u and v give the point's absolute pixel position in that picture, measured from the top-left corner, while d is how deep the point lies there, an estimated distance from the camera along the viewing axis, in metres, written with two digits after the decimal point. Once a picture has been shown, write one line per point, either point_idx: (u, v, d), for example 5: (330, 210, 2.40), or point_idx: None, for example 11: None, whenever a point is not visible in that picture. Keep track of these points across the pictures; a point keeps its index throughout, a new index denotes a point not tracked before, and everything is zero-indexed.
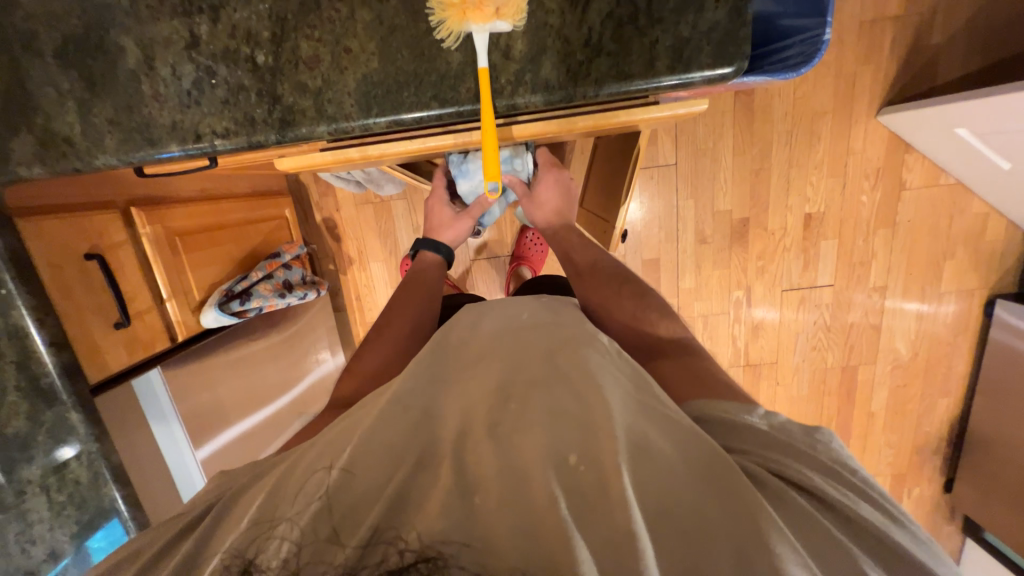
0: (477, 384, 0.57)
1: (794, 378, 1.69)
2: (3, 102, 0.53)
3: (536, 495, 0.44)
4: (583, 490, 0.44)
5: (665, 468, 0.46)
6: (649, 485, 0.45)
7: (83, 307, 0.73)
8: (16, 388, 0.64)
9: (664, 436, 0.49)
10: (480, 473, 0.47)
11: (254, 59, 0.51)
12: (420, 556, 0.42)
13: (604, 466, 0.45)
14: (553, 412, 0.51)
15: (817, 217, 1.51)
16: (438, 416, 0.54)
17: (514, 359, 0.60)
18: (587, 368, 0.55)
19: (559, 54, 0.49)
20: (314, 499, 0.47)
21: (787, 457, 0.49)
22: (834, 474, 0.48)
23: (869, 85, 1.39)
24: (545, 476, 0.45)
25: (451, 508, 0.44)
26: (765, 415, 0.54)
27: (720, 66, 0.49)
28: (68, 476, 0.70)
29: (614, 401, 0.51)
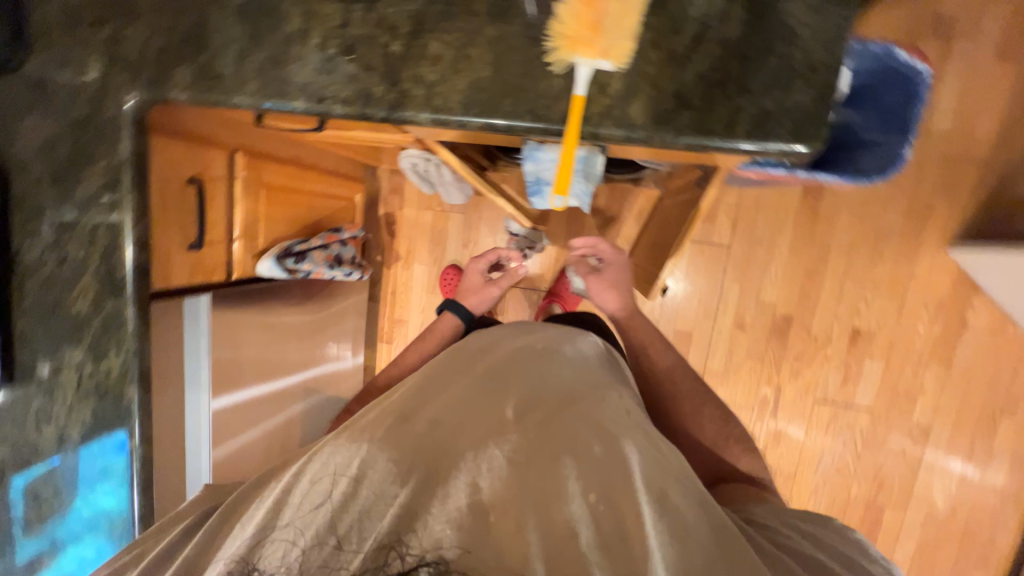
0: (495, 415, 0.62)
1: (809, 501, 1.56)
2: (181, 37, 0.64)
3: (556, 520, 0.49)
4: (599, 528, 0.49)
5: (676, 515, 0.51)
6: (665, 530, 0.49)
7: (170, 221, 0.80)
8: (94, 272, 0.73)
9: (673, 492, 0.54)
10: (494, 494, 0.52)
11: (388, 47, 0.60)
12: (424, 560, 0.45)
13: (618, 507, 0.50)
14: (573, 454, 0.56)
15: (866, 334, 1.46)
16: (441, 429, 0.59)
17: (536, 396, 0.65)
18: (604, 419, 0.61)
19: (649, 99, 0.55)
20: (319, 507, 0.49)
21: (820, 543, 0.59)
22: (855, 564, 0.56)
23: (943, 217, 1.37)
24: (568, 509, 0.50)
25: (462, 524, 0.48)
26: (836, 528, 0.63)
27: (795, 142, 0.52)
28: (103, 366, 0.76)
29: (632, 449, 0.57)
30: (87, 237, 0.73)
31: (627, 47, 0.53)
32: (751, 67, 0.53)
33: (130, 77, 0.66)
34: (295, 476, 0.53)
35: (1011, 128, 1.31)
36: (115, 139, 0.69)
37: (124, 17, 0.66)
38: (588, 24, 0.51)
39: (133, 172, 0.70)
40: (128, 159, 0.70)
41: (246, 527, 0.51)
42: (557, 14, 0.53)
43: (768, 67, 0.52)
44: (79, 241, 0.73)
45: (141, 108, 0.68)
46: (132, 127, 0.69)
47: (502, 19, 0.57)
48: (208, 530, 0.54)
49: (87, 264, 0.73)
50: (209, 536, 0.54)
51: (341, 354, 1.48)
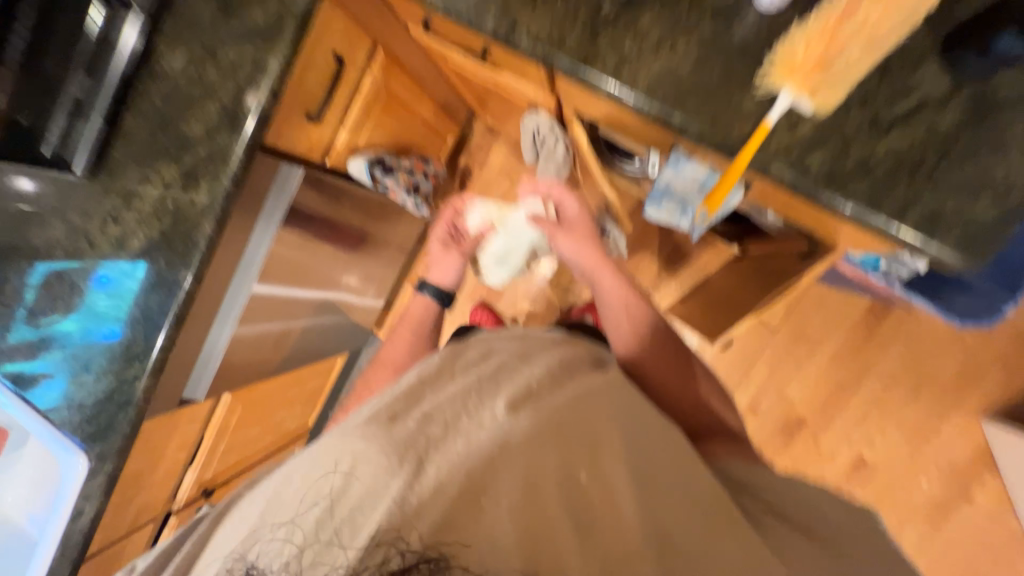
0: (477, 390, 0.57)
1: None
2: None
3: (548, 522, 0.46)
4: (592, 508, 0.48)
5: (663, 496, 0.51)
6: (648, 500, 0.50)
7: (302, 84, 0.80)
8: (221, 103, 0.74)
9: (661, 481, 0.53)
10: (480, 472, 0.48)
11: (600, 6, 0.59)
12: (422, 557, 0.43)
13: (608, 486, 0.50)
14: (559, 434, 0.52)
15: (869, 467, 1.44)
16: (432, 421, 0.53)
17: (531, 385, 0.59)
18: (597, 409, 0.57)
19: (833, 154, 0.54)
20: (311, 508, 0.47)
21: (821, 513, 0.60)
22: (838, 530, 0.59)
23: (989, 388, 1.36)
24: (553, 502, 0.47)
25: (454, 502, 0.46)
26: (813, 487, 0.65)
27: (959, 251, 0.51)
28: (191, 193, 0.76)
29: (625, 443, 0.54)
30: (231, 68, 0.73)
31: (837, 98, 0.52)
32: (947, 164, 0.52)
33: None
34: (286, 478, 0.51)
35: None
36: None
37: None
38: (816, 58, 0.50)
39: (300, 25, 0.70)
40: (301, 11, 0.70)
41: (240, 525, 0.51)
42: (793, 33, 0.52)
43: (963, 171, 0.52)
44: (222, 69, 0.73)
45: None
46: None
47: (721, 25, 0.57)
48: (203, 530, 0.55)
49: (219, 93, 0.74)
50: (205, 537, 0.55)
51: (362, 290, 1.39)
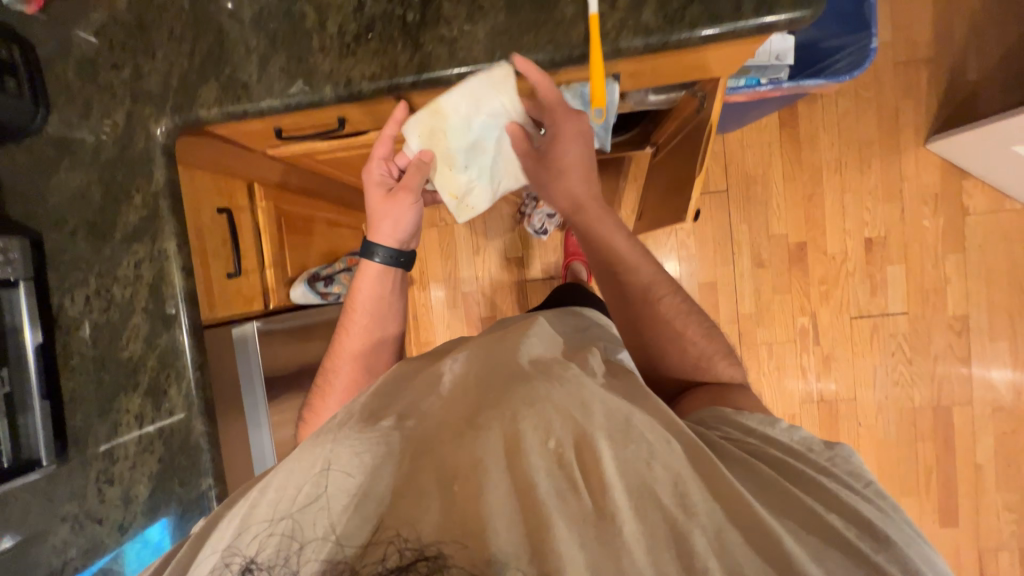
0: (460, 369, 0.49)
1: (878, 420, 1.54)
2: (202, 58, 0.67)
3: (520, 476, 0.38)
4: (573, 474, 0.38)
5: (649, 446, 0.41)
6: (626, 464, 0.40)
7: (208, 251, 0.80)
8: (144, 309, 0.72)
9: (645, 421, 0.44)
10: (455, 455, 0.39)
11: (405, 18, 0.63)
12: (422, 555, 0.34)
13: (586, 444, 0.40)
14: (540, 389, 0.43)
15: (879, 241, 1.50)
16: (413, 416, 0.44)
17: (502, 355, 0.51)
18: (575, 368, 0.48)
19: (658, 4, 0.59)
20: (277, 524, 0.37)
21: (782, 447, 0.50)
22: (809, 459, 0.49)
23: (913, 117, 1.46)
24: (528, 461, 0.38)
25: (420, 501, 0.37)
26: (786, 427, 0.54)
27: (800, 7, 0.57)
28: (166, 406, 0.73)
29: (600, 394, 0.45)
30: (133, 274, 0.71)
31: None
32: None
33: (156, 108, 0.69)
34: (263, 487, 0.41)
35: (945, 25, 1.43)
36: (148, 172, 0.70)
37: (142, 54, 0.68)
38: None
39: (170, 200, 0.71)
40: (163, 189, 0.70)
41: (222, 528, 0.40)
42: None
43: None
44: (125, 280, 0.72)
45: (170, 136, 0.70)
46: (164, 157, 0.70)
47: None
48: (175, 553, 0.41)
49: (136, 302, 0.72)
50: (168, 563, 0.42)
51: None
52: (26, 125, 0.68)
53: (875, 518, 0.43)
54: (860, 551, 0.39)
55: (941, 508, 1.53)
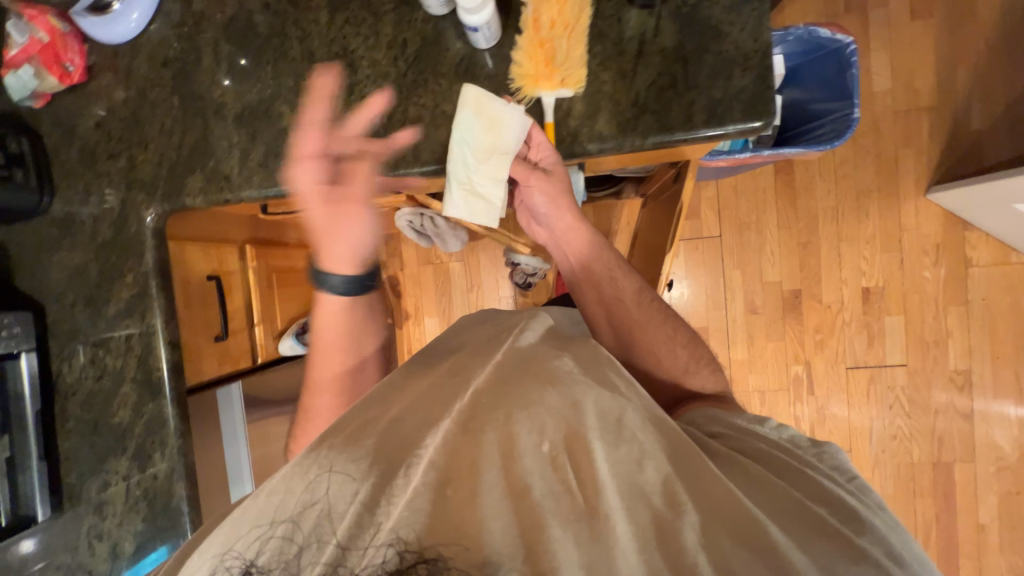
0: (458, 383, 0.53)
1: (873, 473, 1.50)
2: (190, 151, 0.72)
3: (515, 477, 0.41)
4: (568, 483, 0.42)
5: (639, 447, 0.46)
6: (619, 464, 0.44)
7: (195, 319, 0.85)
8: (133, 379, 0.77)
9: (636, 425, 0.49)
10: (452, 463, 0.42)
11: (373, 119, 0.67)
12: (420, 556, 0.35)
13: (578, 453, 0.44)
14: (534, 406, 0.47)
15: (876, 291, 1.47)
16: (406, 422, 0.48)
17: (493, 365, 0.55)
18: (564, 372, 0.53)
19: (611, 113, 0.61)
20: (278, 524, 0.40)
21: (772, 447, 0.56)
22: (795, 455, 0.55)
23: (913, 166, 1.43)
24: (520, 464, 0.42)
25: (419, 503, 0.39)
26: (776, 427, 0.62)
27: (750, 119, 0.58)
28: (151, 470, 0.78)
29: (592, 395, 0.50)
30: (123, 346, 0.77)
31: (581, 72, 0.60)
32: (693, 66, 0.59)
33: (147, 195, 0.74)
34: (254, 494, 0.43)
35: (948, 74, 1.40)
36: (139, 253, 0.75)
37: (137, 145, 0.74)
38: (544, 62, 0.60)
39: (159, 279, 0.76)
40: (152, 269, 0.76)
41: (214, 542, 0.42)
42: (516, 61, 0.62)
43: (708, 63, 0.59)
44: (117, 351, 0.77)
45: (160, 220, 0.75)
46: (154, 239, 0.75)
47: (467, 74, 0.64)
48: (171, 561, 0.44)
49: (126, 372, 0.77)
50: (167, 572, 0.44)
51: None
52: (36, 203, 0.75)
53: (859, 508, 0.48)
54: (839, 535, 0.43)
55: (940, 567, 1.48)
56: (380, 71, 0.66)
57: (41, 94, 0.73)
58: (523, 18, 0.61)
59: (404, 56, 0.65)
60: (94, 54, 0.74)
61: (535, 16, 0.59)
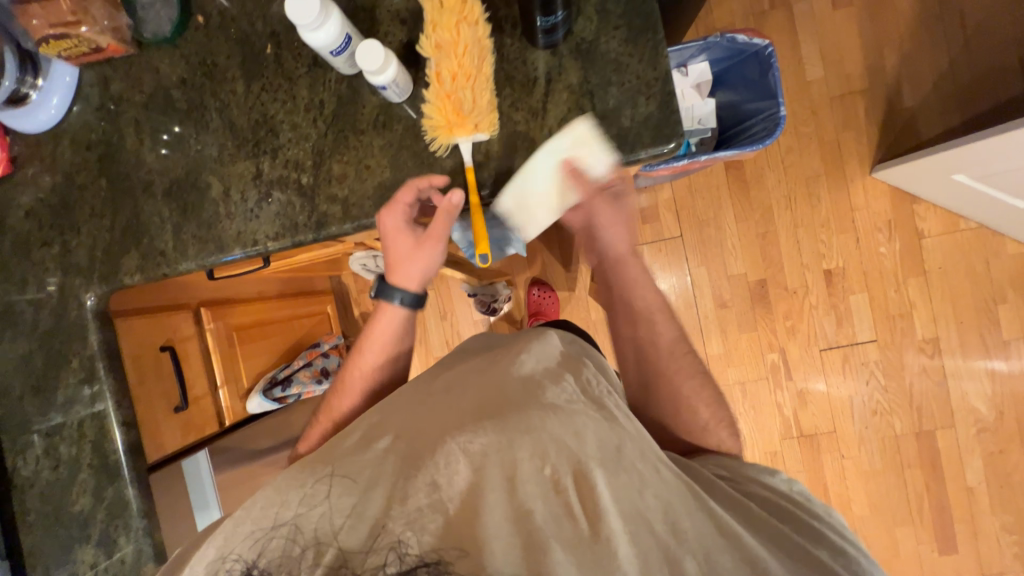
0: (463, 406, 0.54)
1: (861, 450, 1.52)
2: (122, 231, 0.72)
3: (517, 497, 0.44)
4: (566, 504, 0.43)
5: (638, 476, 0.47)
6: (618, 490, 0.45)
7: (152, 393, 0.84)
8: (89, 465, 0.76)
9: (638, 452, 0.49)
10: (460, 487, 0.44)
11: (300, 181, 0.67)
12: (421, 559, 0.39)
13: (578, 475, 0.45)
14: (536, 427, 0.49)
15: (838, 272, 1.50)
16: (408, 440, 0.51)
17: (495, 385, 0.57)
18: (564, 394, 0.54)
19: (528, 151, 0.63)
20: (282, 529, 0.43)
21: (774, 494, 0.54)
22: (796, 503, 0.53)
23: (855, 147, 1.47)
24: (522, 489, 0.44)
25: (428, 525, 0.41)
26: (786, 480, 0.57)
27: (660, 144, 0.60)
28: (117, 555, 0.76)
29: (593, 423, 0.50)
30: (76, 432, 0.76)
31: (492, 116, 0.61)
32: (599, 99, 0.61)
33: (84, 279, 0.73)
34: (259, 502, 0.46)
35: (875, 56, 1.45)
36: (82, 337, 0.74)
37: (68, 230, 0.73)
38: (453, 110, 0.60)
39: (106, 361, 0.75)
40: (97, 351, 0.75)
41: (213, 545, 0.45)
42: (425, 114, 0.62)
43: (612, 94, 0.61)
44: (69, 439, 0.76)
45: (100, 302, 0.75)
46: (97, 320, 0.75)
47: (385, 128, 0.65)
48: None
49: (82, 458, 0.76)
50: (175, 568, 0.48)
51: None
52: None
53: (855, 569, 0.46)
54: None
55: (937, 535, 1.49)
56: (301, 133, 0.67)
57: None
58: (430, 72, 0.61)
59: (322, 116, 0.66)
60: (17, 145, 0.74)
61: (437, 69, 0.60)
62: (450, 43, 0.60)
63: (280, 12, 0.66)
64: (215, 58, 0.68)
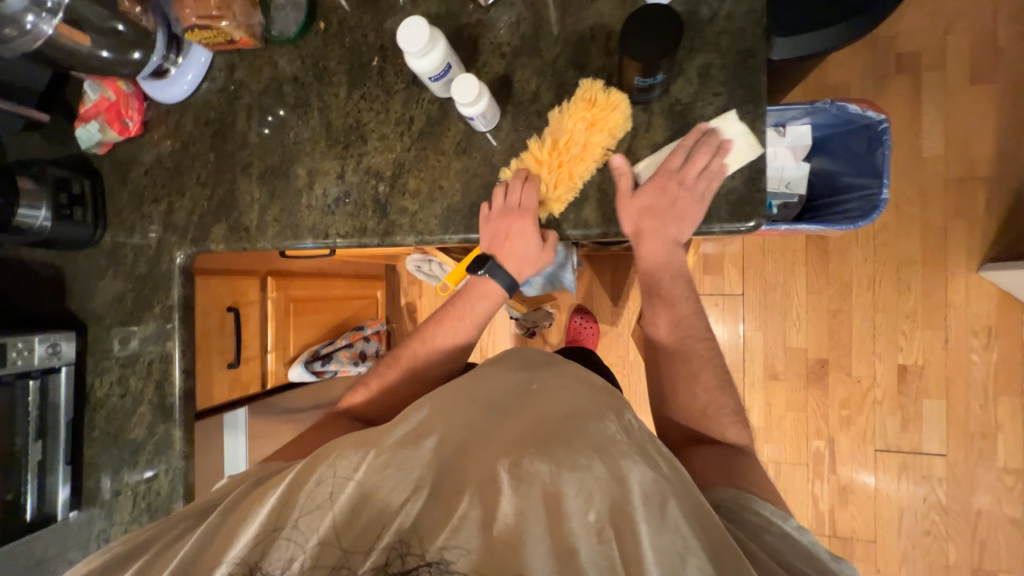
0: (508, 429, 0.54)
1: (901, 570, 1.36)
2: (218, 202, 0.79)
3: (558, 535, 0.44)
4: (603, 551, 0.43)
5: (682, 538, 0.44)
6: (660, 548, 0.43)
7: (211, 348, 0.92)
8: (150, 401, 0.84)
9: (683, 509, 0.47)
10: (506, 512, 0.45)
11: (377, 188, 0.71)
12: (432, 560, 0.42)
13: (618, 525, 0.44)
14: (581, 468, 0.48)
15: (914, 370, 1.35)
16: (451, 447, 0.52)
17: (544, 414, 0.56)
18: (611, 435, 0.52)
19: (598, 202, 0.62)
20: (326, 511, 0.47)
21: (786, 536, 0.51)
22: (820, 565, 0.48)
23: (964, 239, 1.32)
24: (565, 525, 0.44)
25: (471, 541, 0.44)
26: (797, 527, 0.53)
27: (737, 221, 0.57)
28: (155, 486, 0.84)
29: (638, 470, 0.48)
30: (146, 369, 0.85)
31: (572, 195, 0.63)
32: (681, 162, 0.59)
33: (178, 238, 0.82)
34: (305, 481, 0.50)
35: (1011, 143, 1.29)
36: (167, 288, 0.83)
37: (174, 193, 0.82)
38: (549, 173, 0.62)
39: (182, 313, 0.83)
40: (176, 302, 0.83)
41: (258, 512, 0.49)
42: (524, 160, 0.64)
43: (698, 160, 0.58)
44: (140, 374, 0.85)
45: (187, 260, 0.83)
46: (181, 276, 0.83)
47: (465, 153, 0.67)
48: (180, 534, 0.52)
49: (146, 393, 0.85)
50: (211, 531, 0.50)
51: None
52: (89, 237, 0.85)
53: None
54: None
55: None
56: (387, 144, 0.70)
57: (105, 143, 0.83)
58: (530, 144, 0.64)
59: (409, 132, 0.69)
60: (151, 110, 0.84)
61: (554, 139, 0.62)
62: (562, 136, 0.62)
63: (392, 29, 0.70)
64: (326, 62, 0.73)
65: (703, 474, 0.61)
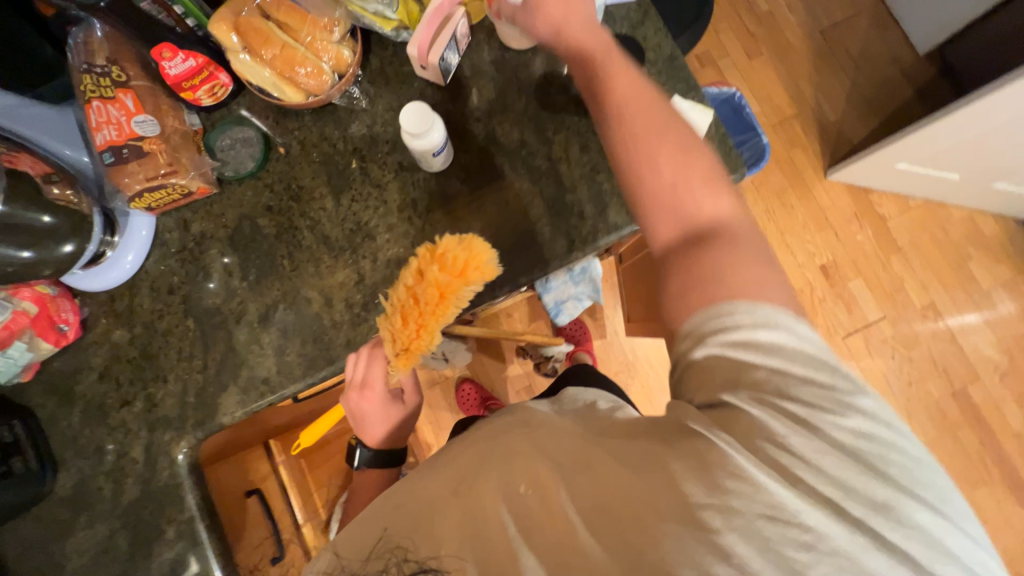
0: (475, 444, 0.55)
1: (913, 424, 1.57)
2: (217, 367, 0.68)
3: (493, 528, 0.45)
4: (533, 515, 0.45)
5: (612, 471, 0.44)
6: (590, 488, 0.44)
7: (248, 549, 0.74)
8: None
9: (615, 447, 0.46)
10: (450, 515, 0.48)
11: None
12: (419, 566, 0.46)
13: (543, 488, 0.46)
14: (519, 460, 0.49)
15: (831, 265, 1.66)
16: (416, 485, 0.53)
17: (520, 416, 0.56)
18: (553, 424, 0.53)
19: (618, 204, 0.69)
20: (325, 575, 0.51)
21: (751, 344, 0.45)
22: (819, 389, 0.43)
23: (806, 160, 1.71)
24: (496, 511, 0.46)
25: (428, 544, 0.47)
26: (796, 335, 0.45)
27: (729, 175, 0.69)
28: None
29: (560, 440, 0.50)
30: None
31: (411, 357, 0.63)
32: None
33: (175, 430, 0.67)
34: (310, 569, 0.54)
35: (794, 88, 1.75)
36: (177, 498, 0.66)
37: (152, 381, 0.68)
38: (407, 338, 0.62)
39: (207, 519, 0.66)
40: (196, 509, 0.66)
41: None
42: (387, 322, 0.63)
43: None
44: None
45: (193, 451, 0.68)
46: (191, 474, 0.67)
47: (480, 211, 0.70)
48: None
49: None
50: None
51: None
52: (38, 490, 0.65)
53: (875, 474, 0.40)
54: (841, 472, 0.40)
55: (1013, 490, 1.53)
56: (398, 232, 0.70)
57: (31, 366, 0.67)
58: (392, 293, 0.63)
59: (416, 213, 0.70)
60: (87, 305, 0.70)
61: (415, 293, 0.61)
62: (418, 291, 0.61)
63: (359, 130, 0.72)
64: (300, 181, 0.71)
65: (676, 285, 0.51)
